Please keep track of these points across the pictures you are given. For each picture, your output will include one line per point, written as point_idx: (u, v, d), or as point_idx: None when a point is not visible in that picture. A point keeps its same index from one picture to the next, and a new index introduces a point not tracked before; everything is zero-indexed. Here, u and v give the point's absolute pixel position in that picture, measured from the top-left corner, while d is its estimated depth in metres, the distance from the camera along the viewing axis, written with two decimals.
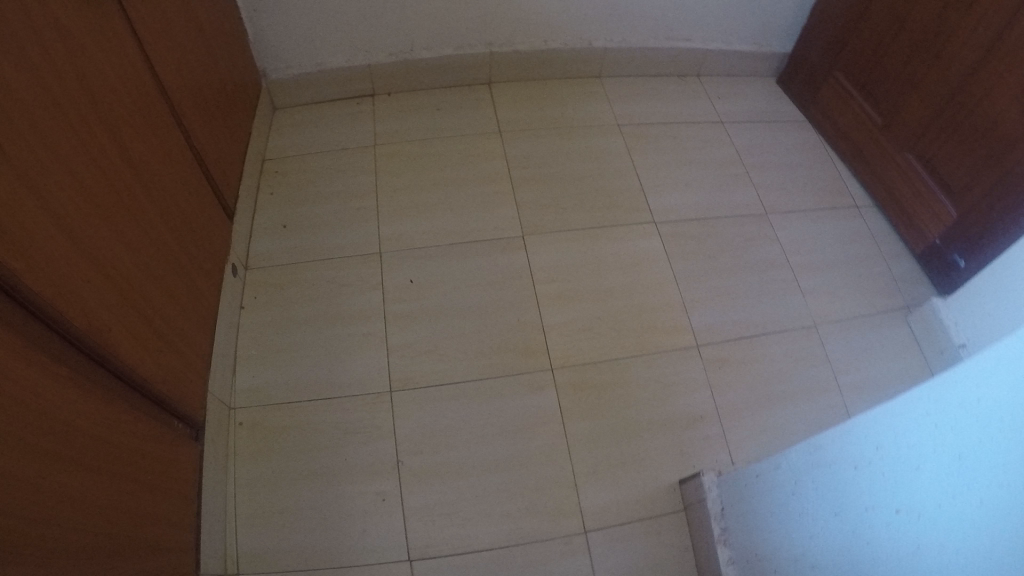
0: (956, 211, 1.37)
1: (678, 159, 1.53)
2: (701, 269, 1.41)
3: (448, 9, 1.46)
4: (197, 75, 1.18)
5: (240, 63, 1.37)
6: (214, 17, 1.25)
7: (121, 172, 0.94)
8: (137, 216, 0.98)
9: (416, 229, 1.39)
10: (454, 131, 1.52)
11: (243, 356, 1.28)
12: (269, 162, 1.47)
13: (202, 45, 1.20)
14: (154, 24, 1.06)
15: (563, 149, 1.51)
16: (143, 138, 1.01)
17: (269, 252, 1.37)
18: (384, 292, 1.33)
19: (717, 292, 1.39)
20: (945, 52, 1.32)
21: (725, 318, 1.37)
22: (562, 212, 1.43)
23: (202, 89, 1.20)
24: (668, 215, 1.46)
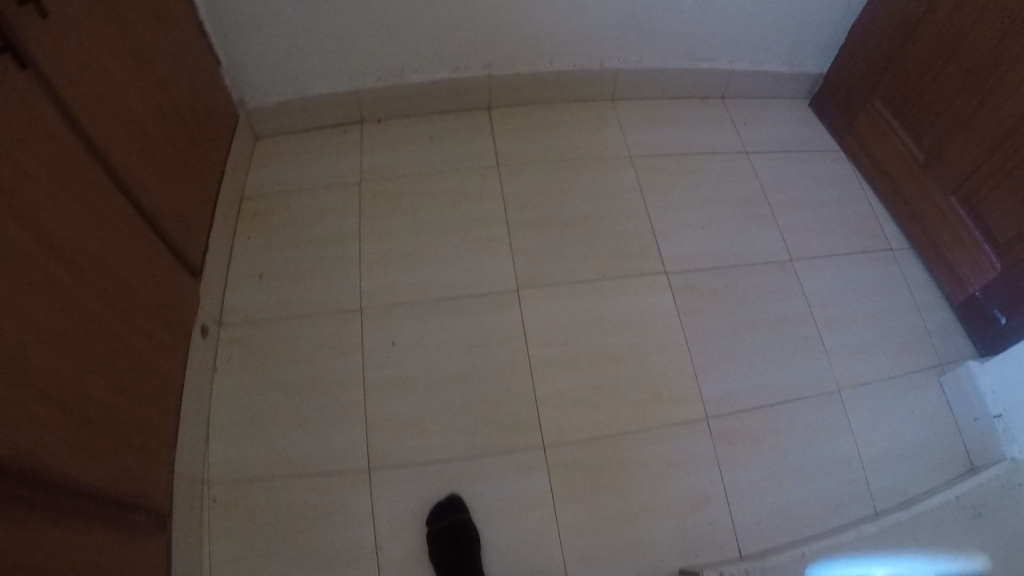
0: (1000, 265, 1.23)
1: (697, 197, 1.37)
2: (715, 329, 1.27)
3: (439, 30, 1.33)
4: (145, 129, 1.10)
5: (201, 98, 1.27)
6: (164, 57, 1.16)
7: (55, 272, 0.86)
8: (78, 308, 0.90)
9: (401, 280, 1.28)
10: (450, 164, 1.38)
11: (217, 425, 1.19)
12: (248, 201, 1.37)
13: (149, 93, 1.12)
14: (82, 84, 0.96)
15: (566, 185, 1.36)
16: (76, 218, 0.92)
17: (247, 307, 1.28)
18: (365, 353, 1.23)
19: (729, 353, 1.26)
20: (999, 92, 1.16)
21: (738, 386, 1.23)
22: (563, 260, 1.29)
23: (150, 142, 1.12)
24: (680, 264, 1.31)
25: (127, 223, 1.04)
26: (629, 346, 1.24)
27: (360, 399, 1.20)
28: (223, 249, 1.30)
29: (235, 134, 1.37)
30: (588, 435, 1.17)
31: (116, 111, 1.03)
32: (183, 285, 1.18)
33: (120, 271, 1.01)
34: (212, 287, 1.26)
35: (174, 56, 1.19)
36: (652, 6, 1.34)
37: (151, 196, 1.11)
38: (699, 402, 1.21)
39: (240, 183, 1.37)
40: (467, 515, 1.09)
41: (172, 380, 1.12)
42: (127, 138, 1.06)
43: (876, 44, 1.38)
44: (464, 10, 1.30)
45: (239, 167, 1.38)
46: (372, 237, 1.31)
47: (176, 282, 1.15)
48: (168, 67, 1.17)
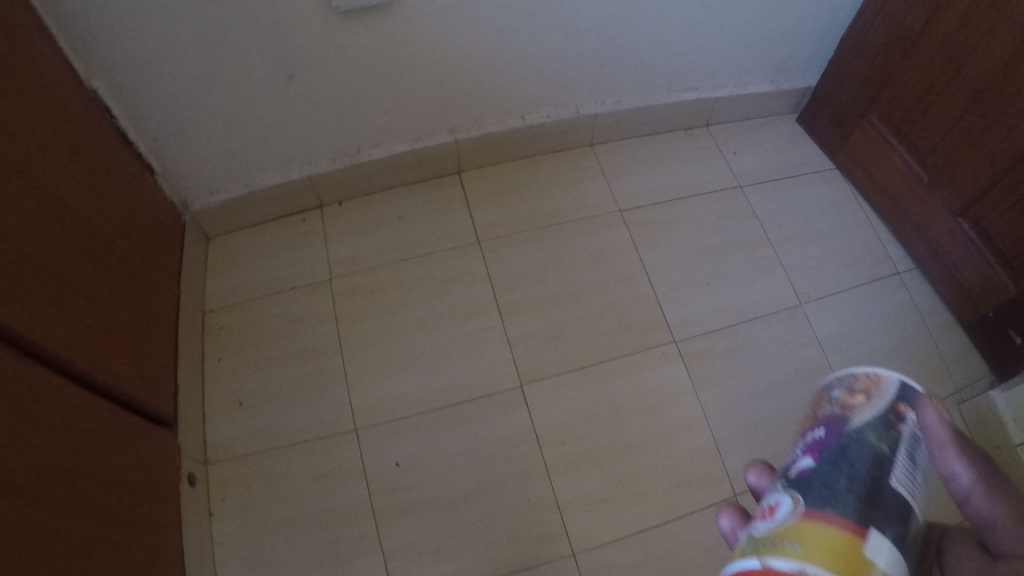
0: (1015, 288, 1.13)
1: (694, 247, 1.27)
2: (733, 396, 1.16)
3: (393, 99, 1.19)
4: (93, 291, 0.96)
5: (140, 214, 1.11)
6: (100, 195, 1.01)
7: (20, 521, 0.73)
8: (51, 545, 0.77)
9: (395, 390, 1.16)
10: (427, 246, 1.25)
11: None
12: (211, 315, 1.24)
13: (91, 247, 0.97)
14: (19, 273, 0.81)
15: (554, 253, 1.24)
16: (32, 438, 0.78)
17: (231, 438, 1.16)
18: (367, 479, 1.12)
19: (754, 419, 1.14)
20: (1006, 112, 1.06)
21: (770, 452, 1.12)
22: (565, 344, 1.18)
23: (100, 303, 0.98)
24: (688, 330, 1.20)
25: (90, 415, 0.91)
26: (649, 434, 1.13)
27: (367, 528, 1.08)
28: (193, 381, 1.17)
29: (185, 244, 1.21)
30: (617, 537, 1.06)
31: (60, 290, 0.89)
32: (161, 444, 1.06)
33: (95, 474, 0.89)
34: (189, 428, 1.13)
35: (111, 187, 1.04)
36: (626, 45, 1.23)
37: (108, 365, 0.98)
38: (728, 480, 1.10)
39: (200, 297, 1.23)
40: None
41: (172, 555, 1.01)
42: (76, 314, 0.92)
43: (869, 57, 1.28)
44: (424, 75, 1.17)
45: (192, 277, 1.22)
46: (354, 347, 1.20)
47: (152, 448, 1.04)
48: (106, 204, 1.02)
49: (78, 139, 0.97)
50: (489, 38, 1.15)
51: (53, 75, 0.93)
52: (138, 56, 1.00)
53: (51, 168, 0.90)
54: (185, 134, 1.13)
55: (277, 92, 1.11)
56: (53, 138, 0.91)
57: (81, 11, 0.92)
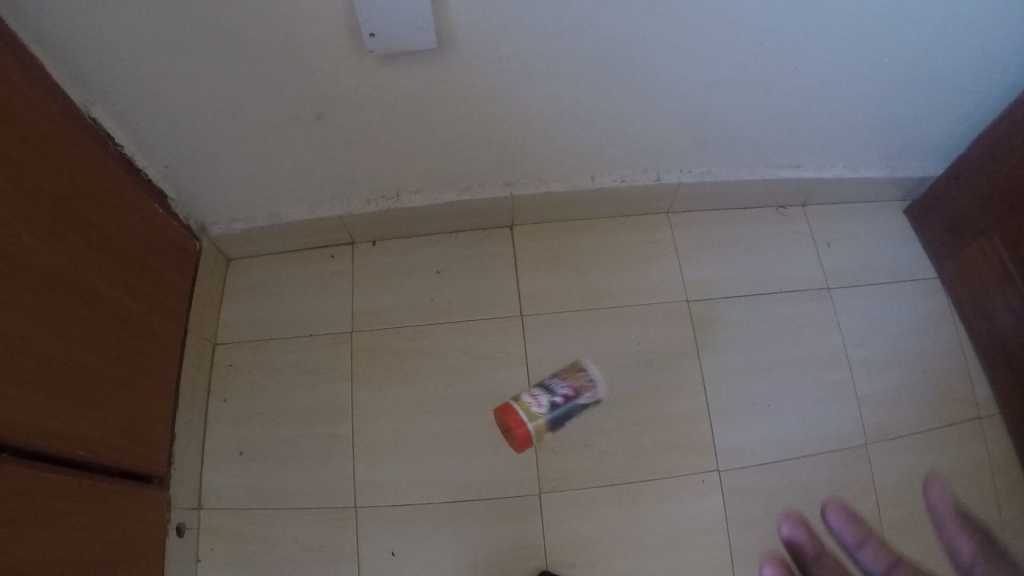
0: None
1: (757, 360, 1.13)
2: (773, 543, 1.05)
3: (443, 149, 1.03)
4: (81, 356, 0.85)
5: (153, 245, 0.99)
6: (102, 240, 0.88)
7: None
8: None
9: (404, 473, 1.06)
10: (462, 313, 1.13)
11: None
12: (221, 349, 1.14)
13: (85, 305, 0.86)
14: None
15: (602, 344, 1.11)
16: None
17: (225, 490, 1.08)
18: (359, 562, 1.03)
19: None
20: None
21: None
22: (597, 456, 1.07)
23: (90, 367, 0.87)
24: (735, 458, 1.08)
25: (64, 503, 0.81)
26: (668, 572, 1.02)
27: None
28: (195, 423, 1.09)
29: (199, 271, 1.11)
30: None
31: (38, 368, 0.78)
32: (152, 507, 0.98)
33: (63, 574, 0.80)
34: (182, 476, 1.05)
35: (116, 226, 0.91)
36: (728, 117, 1.04)
37: (90, 438, 0.87)
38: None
39: (210, 328, 1.13)
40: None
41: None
42: (55, 390, 0.81)
43: (992, 171, 1.06)
44: (482, 129, 1.00)
45: (204, 306, 1.12)
46: (366, 414, 1.09)
47: (139, 515, 0.95)
48: (109, 250, 0.90)
49: (77, 179, 0.84)
50: (556, 102, 0.96)
51: (46, 108, 0.79)
52: (146, 86, 0.85)
53: (36, 224, 0.77)
54: (200, 166, 1.00)
55: (307, 131, 0.97)
56: (44, 185, 0.78)
57: (76, 38, 0.77)
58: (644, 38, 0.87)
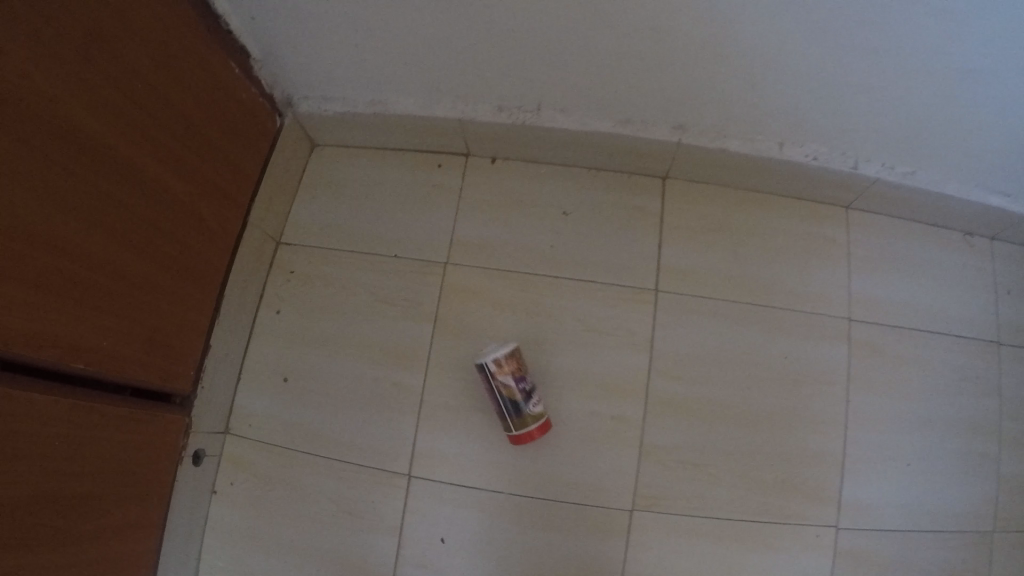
0: None
1: (901, 407, 0.94)
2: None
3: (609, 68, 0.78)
4: (116, 251, 0.70)
5: (214, 128, 0.82)
6: (146, 110, 0.71)
7: None
8: None
9: (475, 449, 0.88)
10: (586, 271, 0.90)
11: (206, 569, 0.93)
12: (284, 250, 0.96)
13: (119, 188, 0.69)
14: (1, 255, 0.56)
15: (745, 350, 0.90)
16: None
17: (261, 416, 0.94)
18: (400, 541, 0.89)
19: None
20: None
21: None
22: (711, 485, 0.89)
23: (121, 264, 0.71)
24: (857, 516, 0.92)
25: (63, 426, 0.67)
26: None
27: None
28: (237, 334, 0.93)
29: (273, 154, 0.92)
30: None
31: (57, 265, 0.62)
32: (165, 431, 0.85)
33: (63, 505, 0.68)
34: (213, 395, 0.92)
35: (169, 94, 0.74)
36: (971, 123, 0.80)
37: (110, 351, 0.72)
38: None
39: (276, 225, 0.96)
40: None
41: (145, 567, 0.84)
42: (81, 291, 0.66)
43: None
44: (665, 62, 0.76)
45: (273, 199, 0.94)
46: (444, 368, 0.89)
47: (145, 440, 0.82)
48: (155, 122, 0.72)
49: (124, 35, 0.66)
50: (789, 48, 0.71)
51: None
52: None
53: (61, 80, 0.60)
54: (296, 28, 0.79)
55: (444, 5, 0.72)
56: (76, 31, 0.61)
57: None
58: (918, 13, 0.64)
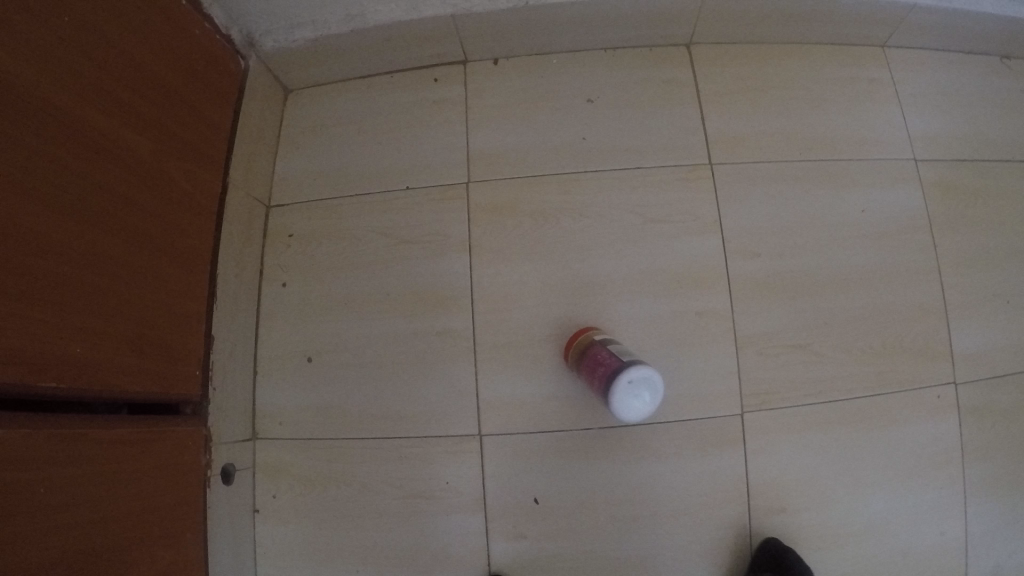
0: None
1: (986, 243, 0.86)
2: (1009, 478, 0.84)
3: None
4: (87, 235, 0.56)
5: (175, 82, 0.68)
6: (84, 54, 0.56)
7: None
8: None
9: (551, 384, 0.76)
10: (630, 158, 0.79)
11: None
12: (277, 215, 0.82)
13: (72, 156, 0.54)
14: None
15: (818, 211, 0.81)
16: None
17: (291, 409, 0.79)
18: (487, 515, 0.76)
19: (1011, 516, 0.84)
20: None
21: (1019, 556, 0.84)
22: (818, 365, 0.79)
23: (86, 251, 0.56)
24: (971, 367, 0.83)
25: (50, 465, 0.53)
26: (893, 518, 0.81)
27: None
28: (242, 322, 0.79)
29: (242, 107, 0.78)
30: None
31: (18, 262, 0.49)
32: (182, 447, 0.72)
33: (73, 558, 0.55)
34: (229, 398, 0.77)
35: (113, 35, 0.59)
36: None
37: (88, 359, 0.57)
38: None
39: (262, 188, 0.81)
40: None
41: None
42: (52, 289, 0.53)
43: None
44: None
45: (252, 157, 0.80)
46: (494, 302, 0.76)
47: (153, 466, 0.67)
48: (101, 71, 0.58)
49: None
50: None
51: None
52: None
53: None
54: None
55: None
56: None
57: None
58: None
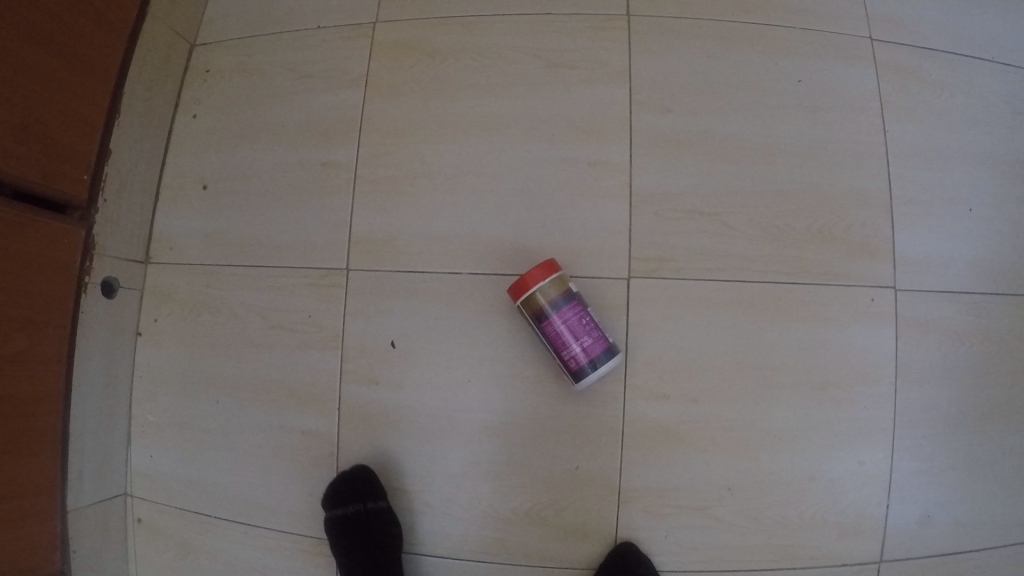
0: None
1: (952, 141, 0.75)
2: (951, 412, 0.72)
3: None
4: None
5: None
6: None
7: None
8: None
9: (426, 224, 0.74)
10: (541, 5, 0.76)
11: (139, 417, 0.79)
12: (201, 51, 0.82)
13: None
14: None
15: (744, 77, 0.74)
16: None
17: (183, 235, 0.79)
18: (344, 354, 0.74)
19: (950, 460, 0.72)
20: None
21: (958, 510, 0.72)
22: (724, 238, 0.72)
23: None
24: (917, 273, 0.72)
25: None
26: (800, 429, 0.71)
27: (357, 473, 0.72)
28: (148, 144, 0.79)
29: None
30: (689, 562, 0.71)
31: None
32: (63, 246, 0.68)
33: None
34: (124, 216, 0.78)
35: None
36: None
37: None
38: (879, 535, 0.71)
39: (188, 25, 0.82)
40: (387, 506, 0.72)
41: (58, 405, 0.70)
42: None
43: None
44: None
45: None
46: (381, 136, 0.76)
47: (28, 258, 0.64)
48: None
49: None
50: None
51: None
52: None
53: None
54: None
55: None
56: None
57: None
58: None
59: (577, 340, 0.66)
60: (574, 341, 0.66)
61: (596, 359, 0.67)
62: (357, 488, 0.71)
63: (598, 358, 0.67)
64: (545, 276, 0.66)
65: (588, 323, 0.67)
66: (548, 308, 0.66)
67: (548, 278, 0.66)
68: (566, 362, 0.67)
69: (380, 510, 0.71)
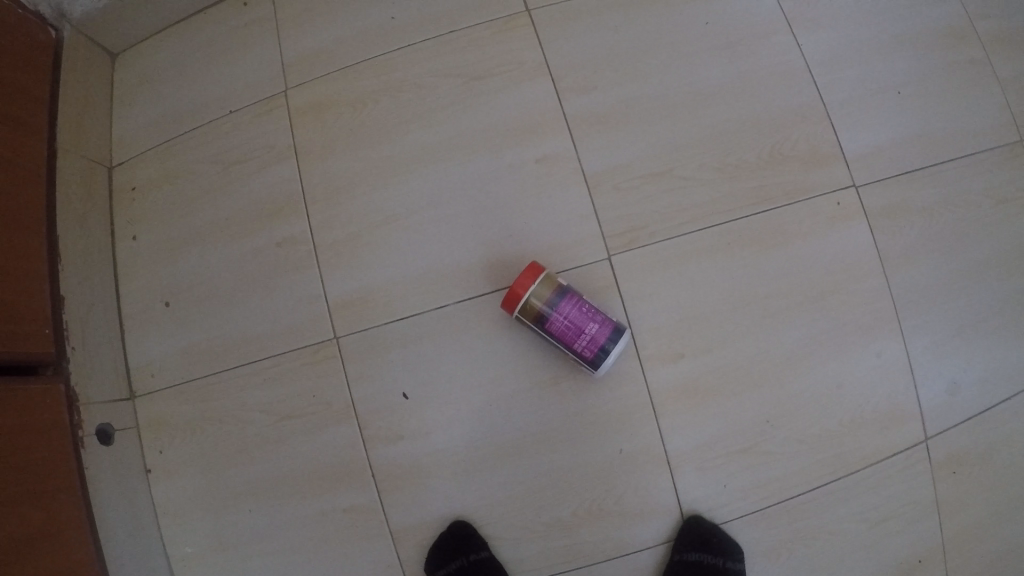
0: None
1: (859, 35, 0.78)
2: (942, 283, 0.75)
3: None
4: None
5: None
6: None
7: None
8: None
9: (400, 268, 0.74)
10: (441, 27, 0.76)
11: (175, 554, 0.76)
12: (120, 172, 0.80)
13: None
14: None
15: (653, 34, 0.76)
16: None
17: (161, 358, 0.77)
18: (361, 420, 0.73)
19: (957, 326, 0.74)
20: None
21: (980, 368, 0.74)
22: (686, 190, 0.73)
23: None
24: (870, 164, 0.75)
25: None
26: (814, 344, 0.73)
27: (451, 529, 0.71)
28: (97, 278, 0.76)
29: (62, 67, 0.76)
30: (755, 504, 0.71)
31: None
32: (48, 407, 0.65)
33: None
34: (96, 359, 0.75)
35: None
36: None
37: None
38: (917, 416, 0.73)
39: (100, 149, 0.79)
40: (489, 555, 0.70)
41: (93, 568, 0.67)
42: None
43: None
44: None
45: (82, 120, 0.77)
46: (328, 198, 0.75)
47: (21, 431, 0.61)
48: None
49: None
50: None
51: None
52: None
53: None
54: None
55: None
56: None
57: None
58: None
59: (584, 330, 0.67)
60: (582, 331, 0.67)
61: (608, 343, 0.67)
62: (455, 544, 0.70)
63: (608, 341, 0.67)
64: (533, 280, 0.66)
65: (589, 310, 0.67)
66: (547, 307, 0.66)
67: (537, 281, 0.66)
68: (581, 353, 0.67)
69: (484, 559, 0.70)
